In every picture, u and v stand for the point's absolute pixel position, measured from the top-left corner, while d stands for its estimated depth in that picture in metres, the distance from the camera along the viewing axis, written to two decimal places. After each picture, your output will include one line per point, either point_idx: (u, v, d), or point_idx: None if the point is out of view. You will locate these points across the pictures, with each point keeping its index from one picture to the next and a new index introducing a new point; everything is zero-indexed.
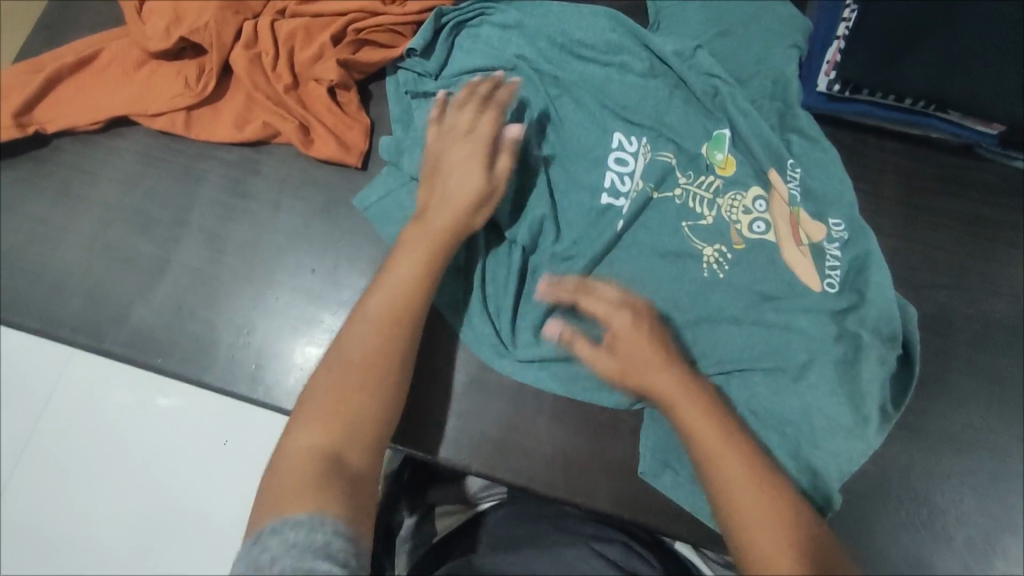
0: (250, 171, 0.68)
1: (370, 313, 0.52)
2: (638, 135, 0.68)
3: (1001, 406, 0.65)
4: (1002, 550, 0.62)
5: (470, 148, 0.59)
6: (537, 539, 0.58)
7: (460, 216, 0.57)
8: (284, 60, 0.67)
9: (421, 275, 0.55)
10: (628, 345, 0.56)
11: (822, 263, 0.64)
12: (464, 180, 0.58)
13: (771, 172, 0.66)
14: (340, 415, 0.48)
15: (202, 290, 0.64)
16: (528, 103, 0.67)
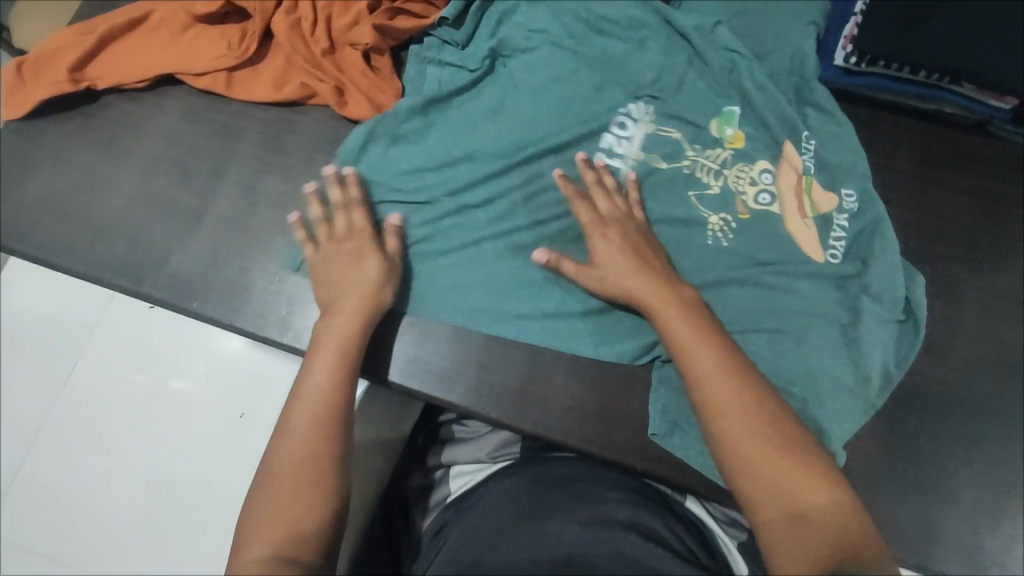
0: (286, 130, 0.72)
1: (294, 423, 0.53)
2: (641, 102, 0.70)
3: (1004, 372, 0.68)
4: (1000, 509, 0.65)
5: (353, 245, 0.63)
6: (554, 509, 0.54)
7: (370, 300, 0.61)
8: (322, 26, 0.71)
9: (337, 374, 0.56)
10: (613, 262, 0.61)
11: (828, 233, 0.67)
12: (363, 271, 0.62)
13: (787, 145, 0.69)
14: (284, 523, 0.49)
15: (238, 239, 0.68)
16: (538, 81, 0.71)
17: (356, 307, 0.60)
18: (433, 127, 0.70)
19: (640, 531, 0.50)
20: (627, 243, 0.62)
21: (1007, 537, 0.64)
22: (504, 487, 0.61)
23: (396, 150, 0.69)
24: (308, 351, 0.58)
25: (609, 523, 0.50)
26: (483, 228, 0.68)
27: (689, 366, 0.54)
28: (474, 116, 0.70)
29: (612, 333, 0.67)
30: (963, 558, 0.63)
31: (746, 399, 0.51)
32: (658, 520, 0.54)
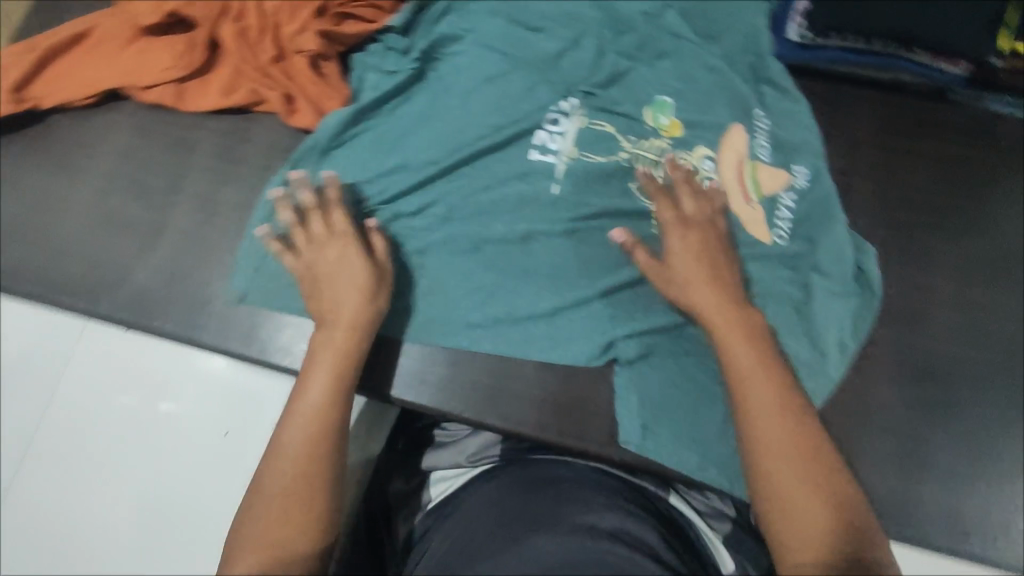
0: (240, 139, 0.71)
1: (288, 438, 0.54)
2: (574, 96, 0.71)
3: (974, 336, 0.67)
4: (977, 471, 0.65)
5: (333, 249, 0.62)
6: (537, 515, 0.52)
7: (366, 315, 0.61)
8: (270, 34, 0.71)
9: (332, 391, 0.57)
10: (684, 264, 0.63)
11: (773, 215, 0.68)
12: (353, 272, 0.62)
13: (734, 128, 0.70)
14: (272, 542, 0.49)
15: (197, 252, 0.67)
16: (464, 83, 0.72)
17: (345, 321, 0.60)
18: (363, 141, 0.71)
19: (622, 540, 0.48)
20: (699, 250, 0.63)
21: (984, 499, 0.64)
22: (486, 493, 0.59)
23: (328, 166, 0.70)
24: (305, 366, 0.59)
25: (590, 531, 0.48)
26: (431, 238, 0.68)
27: (741, 392, 0.55)
28: (403, 126, 0.71)
29: (566, 335, 0.66)
30: (946, 525, 0.63)
31: (795, 433, 0.52)
32: (642, 526, 0.52)
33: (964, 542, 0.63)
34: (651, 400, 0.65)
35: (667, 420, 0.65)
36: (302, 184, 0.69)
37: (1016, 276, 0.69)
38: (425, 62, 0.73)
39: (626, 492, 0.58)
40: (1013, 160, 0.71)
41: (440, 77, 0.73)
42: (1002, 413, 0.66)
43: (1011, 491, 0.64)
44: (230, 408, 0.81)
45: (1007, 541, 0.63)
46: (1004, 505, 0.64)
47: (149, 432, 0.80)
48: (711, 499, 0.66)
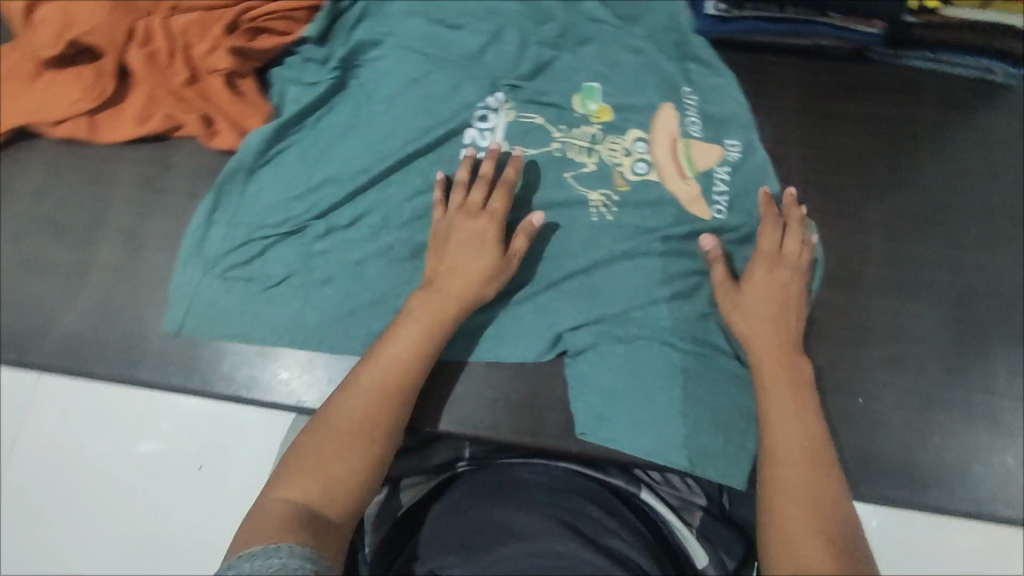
0: (161, 167, 0.70)
1: (361, 386, 0.54)
2: (501, 91, 0.70)
3: (915, 290, 0.66)
4: (933, 426, 0.63)
5: (480, 222, 0.62)
6: (494, 519, 0.50)
7: (461, 292, 0.59)
8: (181, 56, 0.69)
9: (415, 357, 0.56)
10: (762, 297, 0.60)
11: (710, 190, 0.67)
12: (477, 261, 0.60)
13: (665, 107, 0.70)
14: (322, 473, 0.48)
15: (127, 288, 0.66)
16: (391, 87, 0.71)
17: (448, 296, 0.59)
18: (288, 157, 0.68)
19: (594, 545, 0.47)
20: (777, 294, 0.60)
21: (943, 452, 0.63)
22: (449, 501, 0.57)
23: (254, 186, 0.67)
24: (395, 324, 0.58)
25: (565, 536, 0.47)
26: (368, 248, 0.65)
27: (766, 405, 0.55)
28: (330, 138, 0.69)
29: (511, 335, 0.65)
30: (904, 480, 0.62)
31: (812, 441, 0.52)
32: (611, 534, 0.50)
33: (920, 494, 0.62)
34: (605, 391, 0.63)
35: (621, 406, 0.62)
36: (229, 206, 0.66)
37: (950, 225, 0.68)
38: (345, 71, 0.71)
39: (595, 496, 0.57)
40: (934, 113, 0.71)
41: (362, 85, 0.71)
42: (949, 363, 0.64)
43: (962, 438, 0.63)
44: (202, 439, 0.80)
45: (963, 489, 0.62)
46: (958, 452, 0.63)
47: (129, 473, 0.80)
48: (678, 488, 0.66)
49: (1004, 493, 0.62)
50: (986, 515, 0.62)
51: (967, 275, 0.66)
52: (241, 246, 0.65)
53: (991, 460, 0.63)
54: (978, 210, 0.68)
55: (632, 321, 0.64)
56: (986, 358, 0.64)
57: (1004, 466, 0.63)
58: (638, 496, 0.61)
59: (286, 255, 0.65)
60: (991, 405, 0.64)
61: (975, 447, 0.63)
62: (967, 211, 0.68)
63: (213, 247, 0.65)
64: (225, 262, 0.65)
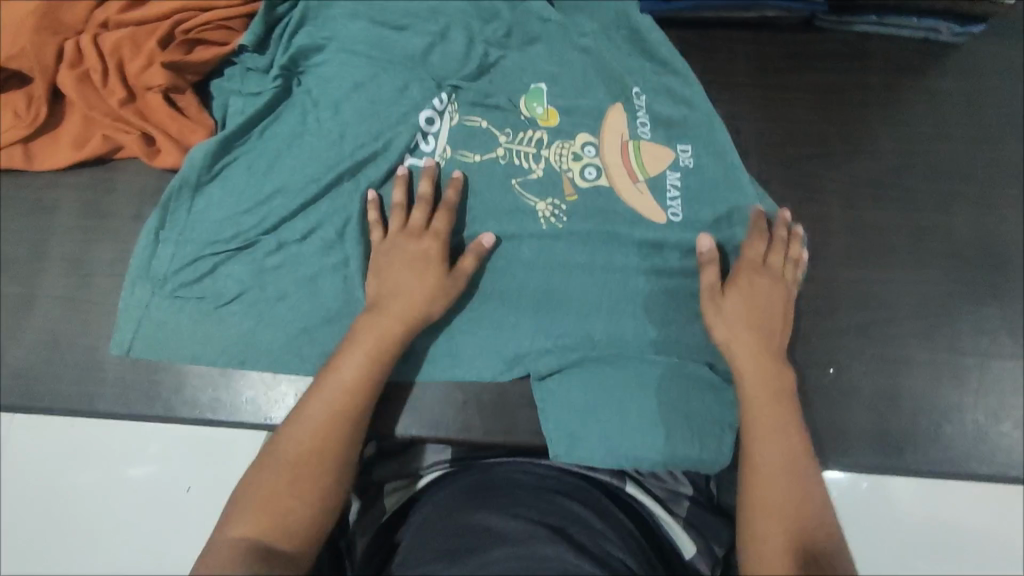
0: (104, 192, 0.68)
1: (308, 416, 0.53)
2: (444, 91, 0.69)
3: (876, 257, 0.65)
4: (903, 391, 0.62)
5: (422, 239, 0.61)
6: (478, 521, 0.49)
7: (412, 311, 0.58)
8: (113, 74, 0.66)
9: (365, 378, 0.55)
10: (746, 305, 0.59)
11: (662, 195, 0.66)
12: (418, 282, 0.59)
13: (614, 108, 0.69)
14: (271, 511, 0.48)
15: (75, 318, 0.65)
16: (336, 91, 0.68)
17: (395, 315, 0.58)
18: (234, 170, 0.66)
19: (576, 547, 0.46)
20: (759, 298, 0.60)
21: (913, 416, 0.61)
22: (436, 502, 0.55)
23: (202, 201, 0.65)
24: (343, 345, 0.57)
25: (549, 540, 0.45)
26: (324, 262, 0.64)
27: (751, 415, 0.55)
28: (274, 148, 0.67)
29: (469, 353, 0.63)
30: (877, 447, 0.61)
31: (794, 454, 0.53)
32: (594, 535, 0.49)
33: (894, 458, 0.61)
34: (577, 410, 0.61)
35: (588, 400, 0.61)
36: (177, 222, 0.64)
37: (906, 187, 0.67)
38: (287, 78, 0.69)
39: (581, 495, 0.55)
40: (885, 77, 0.71)
41: (306, 91, 0.68)
42: (915, 326, 0.63)
43: (932, 398, 0.62)
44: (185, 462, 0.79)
45: (937, 450, 0.61)
46: (928, 414, 0.62)
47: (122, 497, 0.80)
48: (665, 480, 0.65)
49: (977, 451, 0.61)
50: (962, 472, 0.61)
51: (928, 236, 0.66)
52: (191, 264, 0.63)
53: (961, 418, 0.62)
54: (932, 169, 0.68)
55: (596, 317, 0.63)
56: (951, 318, 0.64)
57: (974, 423, 0.62)
58: (625, 489, 0.59)
59: (238, 272, 0.64)
60: (957, 363, 0.63)
61: (944, 407, 0.62)
62: (923, 173, 0.68)
63: (161, 266, 0.63)
64: (175, 280, 0.63)
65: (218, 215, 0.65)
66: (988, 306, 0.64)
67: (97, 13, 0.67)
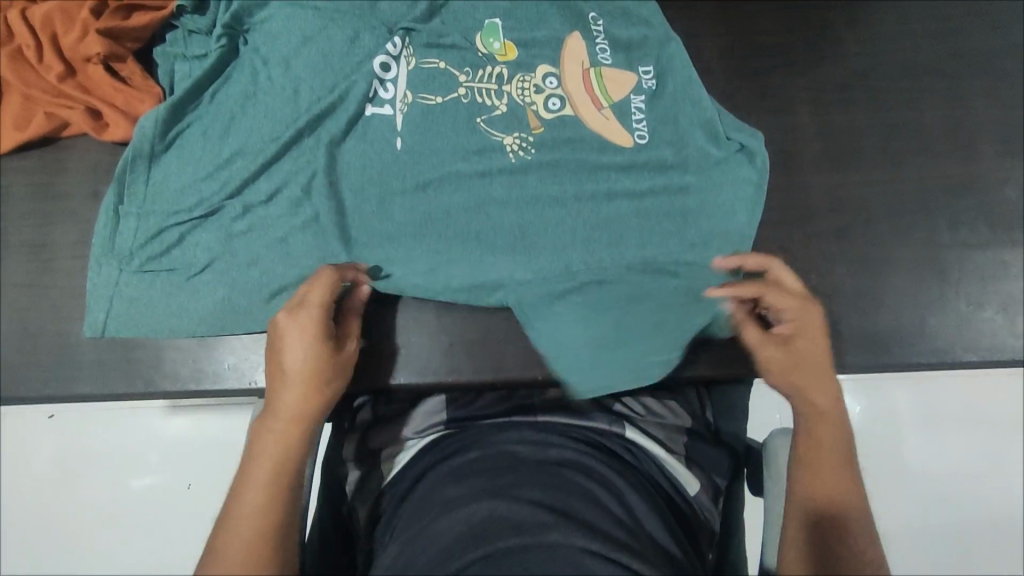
0: (55, 173, 0.66)
1: (240, 519, 0.47)
2: (397, 35, 0.66)
3: (849, 160, 0.65)
4: (885, 288, 0.62)
5: (308, 319, 0.54)
6: (482, 501, 0.47)
7: (308, 371, 0.53)
8: (48, 49, 0.64)
9: (276, 494, 0.48)
10: (808, 349, 0.55)
11: (628, 119, 0.65)
12: (320, 363, 0.54)
13: (573, 35, 0.67)
14: None
15: (42, 305, 0.63)
16: (286, 48, 0.65)
17: (298, 386, 0.52)
18: (190, 138, 0.64)
19: (587, 527, 0.44)
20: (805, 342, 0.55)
21: (896, 311, 0.61)
22: (434, 475, 0.53)
23: (160, 173, 0.63)
24: (239, 469, 0.50)
25: (557, 525, 0.44)
26: (293, 223, 0.62)
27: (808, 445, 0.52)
28: (228, 111, 0.64)
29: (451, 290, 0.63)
30: (865, 344, 0.61)
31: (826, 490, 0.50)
32: (601, 508, 0.48)
33: (884, 355, 0.61)
34: (563, 344, 0.60)
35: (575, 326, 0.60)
36: (136, 196, 0.63)
37: (873, 88, 0.67)
38: (232, 39, 0.66)
39: (589, 456, 0.53)
40: None
41: (257, 50, 0.66)
42: (890, 224, 0.63)
43: (914, 293, 0.62)
44: (185, 461, 0.88)
45: (922, 341, 0.61)
46: (912, 307, 0.62)
47: (129, 497, 0.89)
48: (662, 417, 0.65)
49: (962, 337, 0.61)
50: (951, 361, 0.61)
51: (898, 134, 0.65)
52: (156, 237, 0.62)
53: (943, 307, 0.62)
54: (898, 67, 0.67)
55: (574, 247, 0.63)
56: (926, 212, 0.64)
57: (956, 311, 0.62)
58: (622, 436, 0.58)
59: (207, 240, 0.62)
60: (938, 256, 0.63)
61: (926, 299, 0.62)
62: (890, 73, 0.67)
63: (125, 243, 0.62)
64: (142, 255, 0.62)
65: (177, 183, 0.63)
66: (963, 198, 0.64)
67: None
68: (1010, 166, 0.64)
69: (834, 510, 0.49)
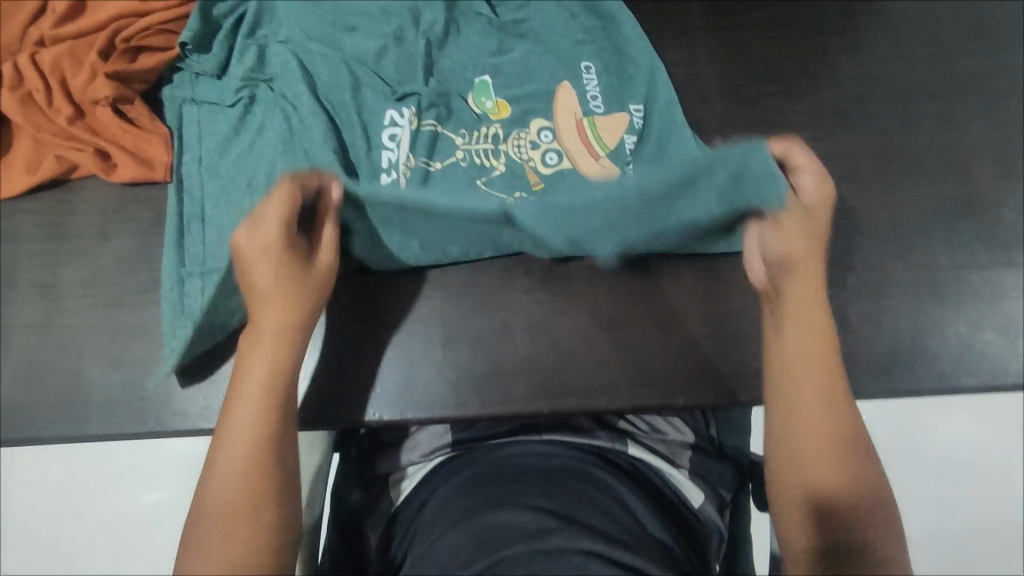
0: (64, 213, 0.67)
1: (236, 426, 0.50)
2: (401, 104, 0.67)
3: (848, 184, 0.65)
4: (885, 312, 0.62)
5: (266, 236, 0.53)
6: (488, 510, 0.49)
7: (288, 290, 0.54)
8: (57, 93, 0.65)
9: (264, 414, 0.51)
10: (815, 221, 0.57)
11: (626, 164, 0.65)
12: (297, 279, 0.55)
13: (563, 86, 0.68)
14: (239, 531, 0.47)
15: (52, 344, 0.64)
16: (297, 90, 0.66)
17: (281, 306, 0.54)
18: (235, 189, 0.65)
19: (588, 529, 0.45)
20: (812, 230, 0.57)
21: (897, 334, 0.62)
22: (444, 493, 0.54)
23: (212, 230, 0.65)
24: (231, 385, 0.53)
25: (558, 528, 0.45)
26: None
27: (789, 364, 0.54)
28: (256, 159, 0.65)
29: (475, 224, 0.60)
30: (866, 369, 0.61)
31: (820, 423, 0.51)
32: (602, 513, 0.49)
33: (887, 380, 0.61)
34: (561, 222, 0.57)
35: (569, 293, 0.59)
36: (196, 257, 0.64)
37: (870, 112, 0.67)
38: (250, 87, 0.67)
39: (591, 468, 0.55)
40: (837, 6, 0.71)
41: (269, 92, 0.67)
42: (890, 248, 0.64)
43: (915, 316, 0.62)
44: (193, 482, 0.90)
45: (924, 366, 0.61)
46: (913, 330, 0.62)
47: (139, 515, 0.91)
48: (663, 433, 0.68)
49: (963, 361, 0.61)
50: (954, 385, 0.61)
51: (895, 158, 0.66)
52: None
53: (944, 331, 0.62)
54: (893, 92, 0.68)
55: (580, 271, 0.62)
56: (925, 235, 0.64)
57: (957, 335, 0.62)
58: (627, 452, 0.61)
59: None
60: (937, 278, 0.63)
61: (927, 322, 0.62)
62: (886, 97, 0.68)
63: (195, 304, 0.62)
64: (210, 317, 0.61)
65: (224, 236, 0.64)
66: (962, 221, 0.64)
67: (31, 31, 0.67)
68: (1006, 188, 0.65)
69: (873, 495, 0.49)
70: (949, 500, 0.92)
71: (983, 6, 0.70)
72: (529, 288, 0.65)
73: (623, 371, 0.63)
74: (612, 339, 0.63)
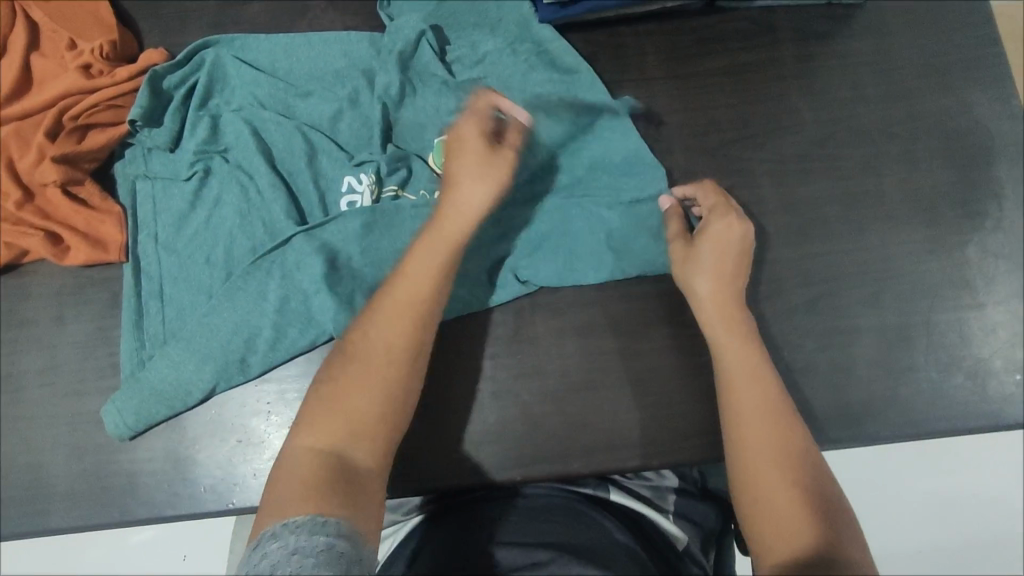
0: (19, 300, 0.66)
1: (400, 287, 0.55)
2: (359, 171, 0.65)
3: (812, 231, 0.65)
4: (857, 359, 0.62)
5: (464, 131, 0.62)
6: (473, 542, 0.50)
7: (469, 180, 0.59)
8: (5, 176, 0.64)
9: (424, 303, 0.54)
10: (715, 248, 0.60)
11: (590, 220, 0.65)
12: (473, 162, 0.60)
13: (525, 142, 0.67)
14: (372, 384, 0.50)
15: (15, 433, 0.63)
16: (252, 159, 0.65)
17: (455, 196, 0.59)
18: (192, 264, 0.64)
19: (572, 548, 0.47)
20: (725, 251, 0.60)
21: (870, 382, 0.61)
22: (420, 539, 0.55)
23: (171, 310, 0.63)
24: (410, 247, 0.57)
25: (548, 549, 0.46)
26: (268, 342, 0.61)
27: (734, 397, 0.54)
28: (212, 233, 0.64)
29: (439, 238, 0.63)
30: (841, 419, 0.60)
31: (774, 452, 0.50)
32: (583, 530, 0.51)
33: (859, 432, 0.60)
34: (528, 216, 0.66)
35: (511, 340, 0.64)
36: (154, 337, 0.63)
37: (833, 156, 0.67)
38: (204, 160, 0.66)
39: (577, 503, 0.57)
40: (795, 48, 0.70)
41: (224, 163, 0.66)
42: (861, 293, 0.63)
43: (885, 363, 0.62)
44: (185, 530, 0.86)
45: (897, 414, 0.61)
46: (883, 377, 0.61)
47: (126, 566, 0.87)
48: (649, 479, 0.67)
49: (937, 407, 0.61)
50: (928, 432, 0.60)
51: (860, 201, 0.66)
52: (184, 376, 0.61)
53: (915, 377, 0.61)
54: (855, 133, 0.67)
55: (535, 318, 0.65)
56: (894, 279, 0.64)
57: (930, 380, 0.61)
58: (610, 498, 0.60)
59: (228, 371, 0.61)
60: (904, 323, 0.63)
61: (897, 369, 0.62)
62: (849, 138, 0.67)
63: (154, 387, 0.61)
64: (176, 397, 0.61)
65: (183, 313, 0.63)
66: (929, 261, 0.64)
67: None
68: (971, 226, 0.65)
69: (823, 496, 0.48)
70: (956, 511, 0.84)
71: (941, 41, 0.70)
72: (496, 352, 0.64)
73: (594, 434, 0.62)
74: (585, 401, 0.62)
